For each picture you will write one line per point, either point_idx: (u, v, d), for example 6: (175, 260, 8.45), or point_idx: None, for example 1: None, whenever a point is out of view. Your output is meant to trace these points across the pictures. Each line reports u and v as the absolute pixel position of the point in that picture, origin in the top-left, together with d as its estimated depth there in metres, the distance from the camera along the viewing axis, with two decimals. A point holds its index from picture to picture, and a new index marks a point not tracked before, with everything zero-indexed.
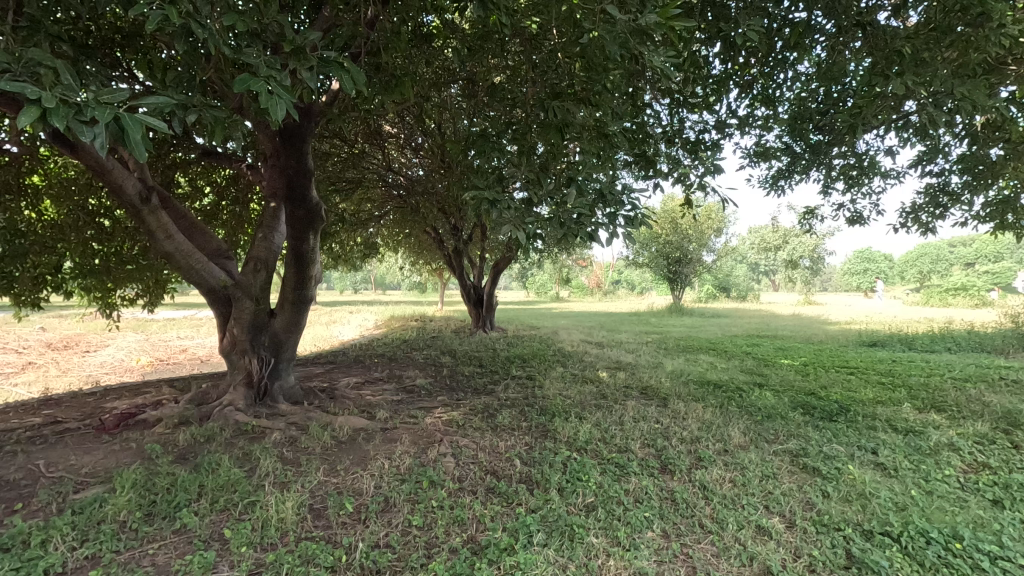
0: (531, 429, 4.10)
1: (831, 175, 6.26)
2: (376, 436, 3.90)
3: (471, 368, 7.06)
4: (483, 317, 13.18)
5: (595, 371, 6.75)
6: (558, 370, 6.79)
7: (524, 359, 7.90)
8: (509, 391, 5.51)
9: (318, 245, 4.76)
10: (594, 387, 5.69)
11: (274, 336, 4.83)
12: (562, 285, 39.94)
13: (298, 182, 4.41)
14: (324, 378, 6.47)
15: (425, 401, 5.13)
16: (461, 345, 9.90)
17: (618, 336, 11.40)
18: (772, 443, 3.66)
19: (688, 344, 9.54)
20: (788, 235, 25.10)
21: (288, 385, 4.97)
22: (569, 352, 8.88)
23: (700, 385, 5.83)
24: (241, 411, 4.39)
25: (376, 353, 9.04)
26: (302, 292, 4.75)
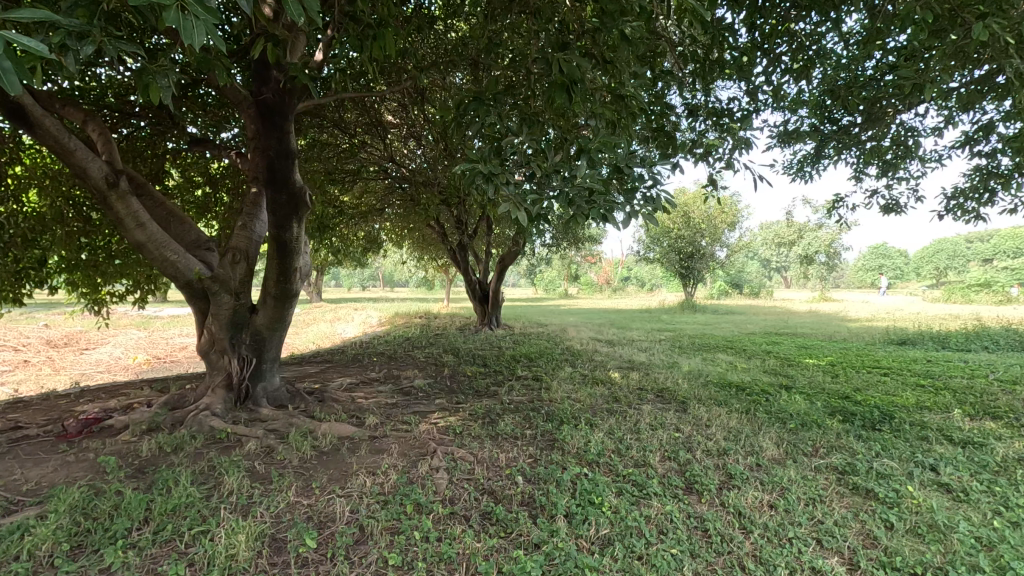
0: (536, 438, 3.68)
1: (864, 159, 5.75)
2: (362, 447, 3.49)
3: (474, 367, 6.64)
4: (489, 313, 12.75)
5: (606, 372, 6.30)
6: (566, 371, 6.34)
7: (530, 358, 7.46)
8: (513, 394, 5.08)
9: (303, 234, 4.35)
10: (606, 389, 5.24)
11: (256, 335, 4.43)
12: (571, 281, 39.41)
13: (278, 164, 4.00)
14: (317, 378, 6.07)
15: (421, 405, 4.70)
16: (465, 343, 9.48)
17: (628, 333, 10.92)
18: (811, 458, 3.20)
19: (705, 342, 9.03)
20: (803, 229, 24.41)
21: (272, 387, 4.58)
22: (579, 350, 8.43)
23: (721, 387, 5.36)
24: (217, 417, 4.00)
25: (377, 351, 8.66)
26: (286, 286, 4.34)
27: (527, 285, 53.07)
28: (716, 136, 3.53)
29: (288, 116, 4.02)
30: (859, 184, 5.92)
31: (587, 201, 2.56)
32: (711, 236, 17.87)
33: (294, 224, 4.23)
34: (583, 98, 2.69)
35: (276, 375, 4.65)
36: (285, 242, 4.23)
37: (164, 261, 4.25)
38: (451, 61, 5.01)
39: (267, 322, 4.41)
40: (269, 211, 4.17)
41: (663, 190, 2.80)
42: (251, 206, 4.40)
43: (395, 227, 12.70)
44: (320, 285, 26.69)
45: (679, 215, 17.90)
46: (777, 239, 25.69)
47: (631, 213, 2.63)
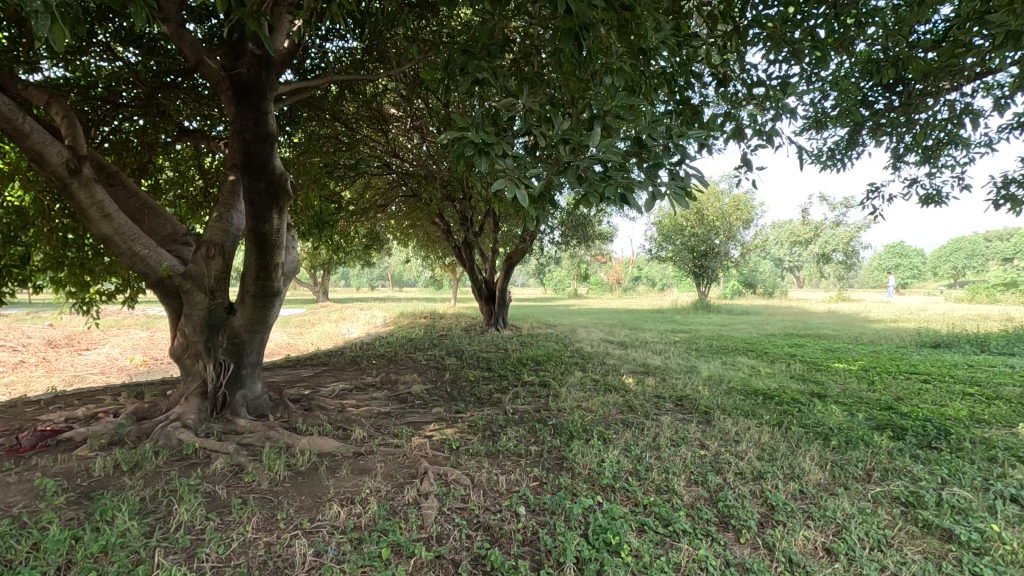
0: (542, 457, 3.24)
1: (902, 146, 5.25)
2: (344, 466, 3.08)
3: (477, 371, 6.21)
4: (495, 313, 12.36)
5: (618, 377, 5.86)
6: (575, 376, 5.90)
7: (538, 361, 7.02)
8: (518, 402, 4.65)
9: (285, 225, 3.93)
10: (619, 398, 4.79)
11: (234, 337, 4.03)
12: (580, 281, 38.88)
13: (253, 147, 3.59)
14: (308, 383, 5.67)
15: (416, 415, 4.27)
16: (470, 345, 9.07)
17: (641, 334, 10.44)
18: (865, 485, 2.73)
19: (723, 345, 8.53)
20: (819, 227, 23.77)
21: (253, 396, 4.19)
22: (589, 353, 7.98)
23: (746, 395, 4.90)
24: (188, 429, 3.59)
25: (376, 353, 8.27)
26: (265, 283, 3.93)
27: (537, 285, 52.54)
28: (753, 112, 3.07)
29: (266, 94, 3.62)
30: (896, 173, 5.42)
31: (604, 178, 2.13)
32: (726, 234, 17.33)
33: (274, 214, 3.82)
34: (595, 55, 2.24)
35: (257, 382, 4.25)
36: (264, 235, 3.82)
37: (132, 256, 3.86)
38: (448, 40, 4.60)
39: (246, 324, 4.01)
40: (245, 201, 3.76)
41: (693, 166, 2.35)
42: (228, 196, 4.00)
43: (398, 224, 12.31)
44: (326, 285, 26.39)
45: (691, 212, 17.40)
46: (791, 237, 25.04)
47: (657, 192, 2.19)
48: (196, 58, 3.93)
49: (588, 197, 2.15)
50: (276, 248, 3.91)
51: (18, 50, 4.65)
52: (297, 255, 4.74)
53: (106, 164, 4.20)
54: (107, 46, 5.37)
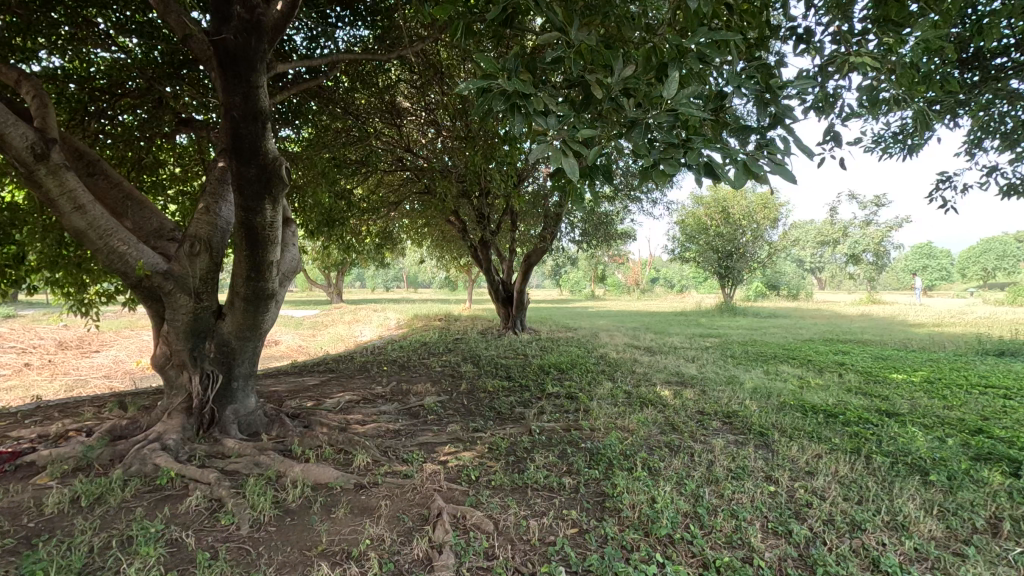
0: (578, 493, 2.71)
1: (980, 131, 4.65)
2: (344, 503, 2.58)
3: (496, 381, 5.69)
4: (513, 316, 11.84)
5: (653, 389, 5.29)
6: (605, 388, 5.35)
7: (562, 370, 6.48)
8: (544, 419, 4.12)
9: (280, 218, 3.45)
10: (659, 415, 4.23)
11: (224, 345, 3.56)
12: (597, 283, 38.21)
13: (241, 127, 3.09)
14: (313, 393, 5.20)
15: (429, 435, 3.76)
16: (487, 349, 8.57)
17: (668, 339, 9.86)
18: (994, 543, 2.16)
19: (761, 351, 7.89)
20: (848, 227, 22.90)
21: (246, 411, 3.70)
22: (615, 360, 7.42)
23: (802, 412, 4.31)
24: (166, 452, 3.11)
25: (388, 358, 7.80)
26: (258, 284, 3.45)
27: (553, 287, 51.91)
28: (844, 73, 2.51)
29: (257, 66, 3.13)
30: (971, 162, 4.81)
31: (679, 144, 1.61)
32: (753, 234, 16.63)
33: (268, 205, 3.33)
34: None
35: (252, 395, 3.77)
36: (255, 229, 3.33)
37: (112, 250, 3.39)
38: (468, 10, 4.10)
39: (236, 330, 3.54)
40: (234, 189, 3.27)
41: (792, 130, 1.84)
42: (217, 184, 3.53)
43: (412, 223, 11.85)
44: (341, 286, 26.11)
45: (717, 211, 16.75)
46: (818, 237, 24.19)
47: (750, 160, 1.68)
48: (181, 29, 3.45)
49: (659, 168, 1.62)
50: (270, 244, 3.43)
51: (21, 37, 4.63)
52: (298, 253, 4.27)
53: (84, 150, 3.76)
54: (110, 37, 5.03)
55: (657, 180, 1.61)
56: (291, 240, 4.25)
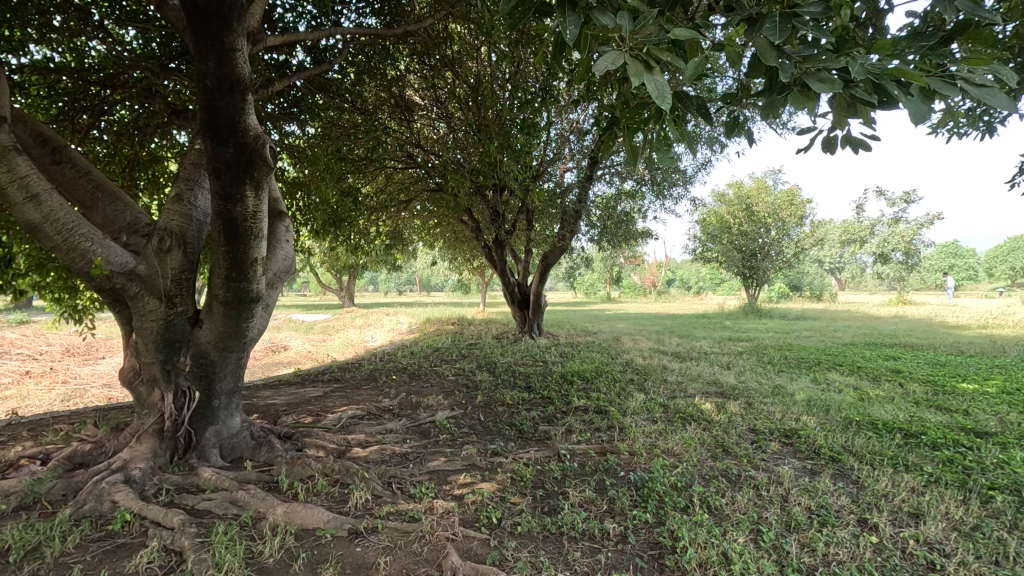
0: (629, 546, 2.16)
1: None
2: (336, 560, 2.05)
3: (516, 392, 5.16)
4: (529, 320, 11.28)
5: (692, 403, 4.71)
6: (638, 401, 4.77)
7: (587, 379, 5.92)
8: (575, 441, 3.57)
9: (265, 209, 2.95)
10: (706, 436, 3.66)
11: (201, 358, 3.05)
12: (612, 284, 37.51)
13: (216, 97, 2.58)
14: (315, 408, 4.71)
15: (442, 460, 3.22)
16: (504, 356, 8.04)
17: (696, 343, 9.26)
18: None
19: (801, 357, 7.25)
20: (875, 225, 22.05)
21: (229, 433, 3.20)
22: (644, 367, 6.85)
23: (873, 431, 3.72)
24: (130, 485, 2.61)
25: (398, 366, 7.29)
26: (239, 286, 2.94)
27: (568, 288, 51.31)
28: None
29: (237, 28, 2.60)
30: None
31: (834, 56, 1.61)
32: (779, 232, 15.96)
33: (249, 193, 2.82)
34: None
35: (236, 414, 3.27)
36: (235, 221, 2.83)
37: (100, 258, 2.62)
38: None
39: (214, 340, 3.02)
40: (209, 172, 2.77)
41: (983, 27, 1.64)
42: (193, 169, 3.03)
43: (424, 224, 11.38)
44: (352, 290, 25.76)
45: (740, 208, 16.12)
46: (844, 236, 23.34)
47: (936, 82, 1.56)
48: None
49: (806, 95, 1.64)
50: (254, 238, 2.92)
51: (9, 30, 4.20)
52: (292, 253, 3.78)
53: (49, 134, 3.27)
54: (106, 30, 4.59)
55: (802, 103, 1.69)
56: (284, 238, 3.76)
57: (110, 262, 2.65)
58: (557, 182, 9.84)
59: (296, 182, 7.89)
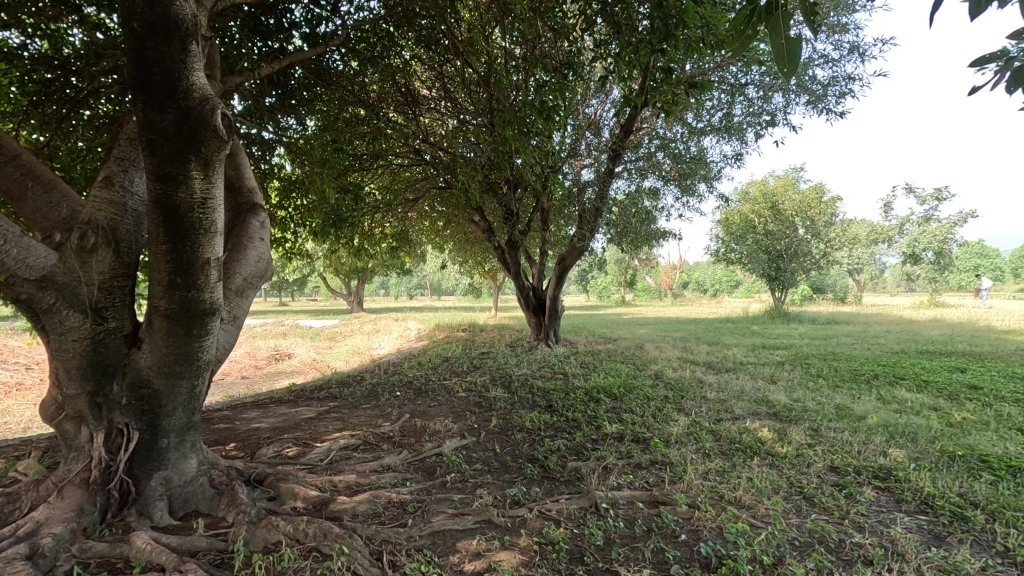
0: None
1: None
2: None
3: (537, 414, 4.48)
4: (545, 326, 10.59)
5: (745, 429, 4.00)
6: (681, 427, 4.07)
7: (615, 397, 5.22)
8: (615, 485, 2.89)
9: (219, 197, 2.29)
10: (777, 478, 2.95)
11: (139, 388, 2.38)
12: (626, 286, 36.71)
13: (147, 46, 1.91)
14: (304, 435, 4.05)
15: (451, 517, 2.54)
16: (521, 367, 7.40)
17: (727, 352, 8.54)
18: None
19: (853, 368, 6.49)
20: (904, 225, 21.13)
21: (181, 480, 2.53)
22: (677, 381, 6.15)
23: (988, 471, 2.99)
24: (34, 562, 1.95)
25: (404, 378, 6.66)
26: (187, 295, 2.28)
27: (580, 291, 50.63)
28: None
29: None
30: None
31: None
32: (807, 232, 15.16)
33: (196, 174, 2.17)
34: None
35: (191, 455, 2.60)
36: (177, 211, 2.17)
37: (15, 263, 1.91)
38: None
39: (157, 365, 2.36)
40: (142, 147, 2.10)
41: None
42: (128, 145, 2.35)
43: (433, 226, 10.75)
44: (361, 295, 25.23)
45: (765, 206, 15.36)
46: (870, 236, 22.43)
47: None
48: None
49: None
50: (204, 235, 2.27)
51: None
52: (267, 254, 3.16)
53: None
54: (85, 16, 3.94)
55: None
56: (258, 236, 3.14)
57: (29, 267, 1.96)
58: (575, 179, 9.18)
59: (294, 179, 7.28)
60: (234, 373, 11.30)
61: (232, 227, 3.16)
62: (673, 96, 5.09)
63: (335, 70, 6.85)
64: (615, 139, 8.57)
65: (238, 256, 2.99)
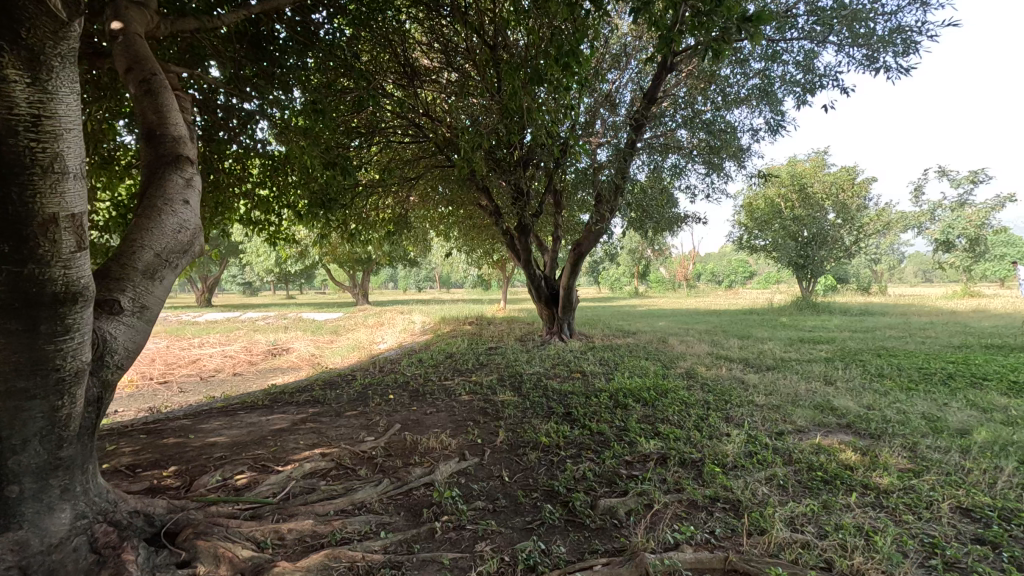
0: None
1: None
2: None
3: (555, 427, 3.67)
4: (559, 319, 9.75)
5: (820, 450, 3.15)
6: (738, 446, 3.23)
7: (646, 403, 4.38)
8: (673, 541, 2.07)
9: (65, 117, 1.48)
10: (897, 530, 2.12)
11: None
12: (639, 276, 35.68)
13: None
14: (265, 456, 3.26)
15: None
16: (534, 364, 6.59)
17: (764, 347, 7.66)
18: None
19: (919, 366, 5.58)
20: (935, 210, 19.96)
21: (42, 545, 1.72)
22: (716, 382, 5.30)
23: None
24: None
25: (401, 378, 5.88)
26: (19, 272, 1.44)
27: (591, 283, 49.67)
28: None
29: None
30: None
31: None
32: (838, 216, 14.14)
33: (16, 75, 1.36)
34: None
35: (59, 506, 1.80)
36: None
37: None
38: None
39: None
40: None
41: None
42: None
43: (437, 211, 9.94)
44: (366, 287, 24.51)
45: (793, 189, 14.37)
46: (899, 222, 21.28)
47: None
48: None
49: None
50: (45, 175, 1.45)
51: None
52: (194, 223, 2.37)
53: None
54: None
55: None
56: (181, 198, 2.34)
57: None
58: (592, 157, 8.30)
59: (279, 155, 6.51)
60: (225, 369, 10.57)
61: (146, 185, 2.35)
62: (718, 41, 4.24)
63: (329, 40, 6.02)
64: (637, 110, 7.70)
65: (149, 225, 2.19)
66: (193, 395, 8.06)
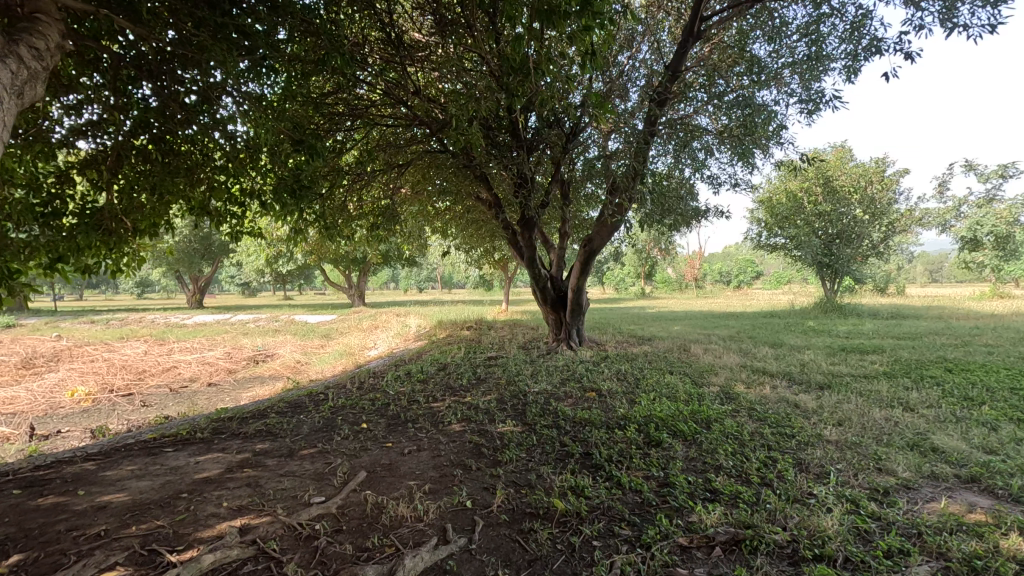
0: None
1: None
2: None
3: (573, 482, 2.69)
4: (567, 324, 8.76)
5: (963, 527, 2.18)
6: (841, 519, 2.26)
7: (687, 440, 3.40)
8: None
9: None
10: None
11: None
12: (645, 277, 34.68)
13: None
14: (160, 531, 2.29)
15: None
16: (540, 379, 5.63)
17: (804, 357, 6.66)
18: None
19: (1010, 386, 4.59)
20: (960, 206, 18.91)
21: None
22: (765, 406, 4.30)
23: None
24: None
25: (381, 398, 4.90)
26: None
27: (596, 283, 48.73)
28: None
29: None
30: None
31: None
32: (865, 212, 13.12)
33: None
34: None
35: None
36: None
37: None
38: None
39: None
40: None
41: None
42: None
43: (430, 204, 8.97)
44: (364, 288, 23.60)
45: (816, 183, 13.35)
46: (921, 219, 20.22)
47: None
48: None
49: None
50: None
51: None
52: None
53: None
54: None
55: None
56: None
57: None
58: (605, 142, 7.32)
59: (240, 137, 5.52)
60: (200, 378, 9.62)
61: None
62: None
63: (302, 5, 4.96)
64: (658, 86, 6.71)
65: None
66: (155, 411, 7.11)
